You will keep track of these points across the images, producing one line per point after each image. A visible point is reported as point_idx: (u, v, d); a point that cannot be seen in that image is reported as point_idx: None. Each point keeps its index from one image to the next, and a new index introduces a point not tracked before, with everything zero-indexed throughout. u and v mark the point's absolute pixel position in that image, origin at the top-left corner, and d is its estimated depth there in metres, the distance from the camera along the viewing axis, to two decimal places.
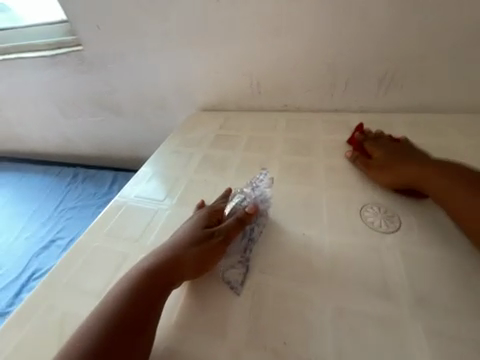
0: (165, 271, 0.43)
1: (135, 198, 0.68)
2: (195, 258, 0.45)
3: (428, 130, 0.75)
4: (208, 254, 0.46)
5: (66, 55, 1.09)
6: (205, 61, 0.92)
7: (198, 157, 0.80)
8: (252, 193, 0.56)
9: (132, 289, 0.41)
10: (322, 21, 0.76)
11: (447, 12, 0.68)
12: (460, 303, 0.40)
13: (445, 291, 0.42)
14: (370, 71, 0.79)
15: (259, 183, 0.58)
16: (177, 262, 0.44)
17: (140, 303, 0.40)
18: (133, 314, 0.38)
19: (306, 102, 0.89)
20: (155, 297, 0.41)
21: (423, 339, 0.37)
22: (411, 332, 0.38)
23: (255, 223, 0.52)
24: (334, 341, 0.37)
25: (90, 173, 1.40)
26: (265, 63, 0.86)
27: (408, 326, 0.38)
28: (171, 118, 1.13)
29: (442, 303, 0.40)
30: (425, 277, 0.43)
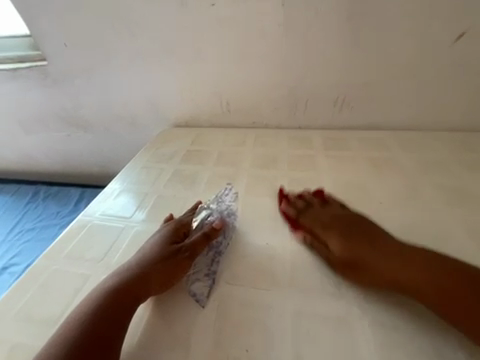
0: (131, 289, 0.43)
1: (100, 216, 0.66)
2: (162, 273, 0.46)
3: (376, 145, 0.85)
4: (174, 268, 0.47)
5: (23, 68, 1.04)
6: (175, 80, 0.95)
7: (169, 172, 0.81)
8: (218, 207, 0.59)
9: (95, 311, 0.40)
10: (282, 49, 0.84)
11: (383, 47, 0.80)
12: (399, 297, 0.46)
13: (387, 287, 0.47)
14: (325, 93, 0.89)
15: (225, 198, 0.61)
16: (143, 279, 0.44)
17: (102, 326, 0.38)
18: (94, 339, 0.37)
19: (271, 119, 0.96)
20: (119, 318, 0.40)
21: (369, 334, 0.41)
22: (359, 328, 0.42)
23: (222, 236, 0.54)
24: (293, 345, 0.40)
25: (52, 191, 1.31)
26: (232, 84, 0.92)
27: (357, 324, 0.42)
28: (143, 134, 1.13)
29: (386, 301, 0.45)
30: None
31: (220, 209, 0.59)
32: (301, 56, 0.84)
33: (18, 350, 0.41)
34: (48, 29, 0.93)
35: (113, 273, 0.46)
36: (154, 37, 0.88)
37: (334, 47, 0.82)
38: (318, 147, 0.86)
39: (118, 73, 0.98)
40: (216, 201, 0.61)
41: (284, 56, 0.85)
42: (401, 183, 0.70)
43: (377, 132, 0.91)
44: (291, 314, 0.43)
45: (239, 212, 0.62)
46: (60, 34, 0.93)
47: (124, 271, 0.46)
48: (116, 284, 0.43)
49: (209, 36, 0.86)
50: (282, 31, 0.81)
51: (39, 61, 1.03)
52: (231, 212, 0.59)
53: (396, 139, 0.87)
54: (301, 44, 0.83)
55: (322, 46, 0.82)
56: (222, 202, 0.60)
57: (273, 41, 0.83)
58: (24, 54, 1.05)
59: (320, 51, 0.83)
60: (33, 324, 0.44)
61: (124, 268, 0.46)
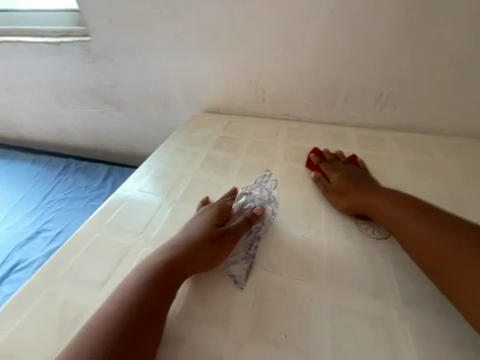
0: (177, 266, 0.45)
1: (138, 192, 0.68)
2: (205, 253, 0.47)
3: (416, 149, 0.81)
4: (216, 249, 0.48)
5: (65, 41, 1.06)
6: (213, 64, 0.94)
7: (202, 156, 0.81)
8: (258, 194, 0.63)
9: (145, 283, 0.42)
10: (330, 40, 0.81)
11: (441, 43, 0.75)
12: (441, 306, 0.44)
13: (428, 293, 0.46)
14: (367, 89, 0.85)
15: (264, 186, 0.66)
16: (188, 257, 0.46)
17: (153, 297, 0.41)
18: (146, 308, 0.39)
19: (306, 112, 0.94)
20: (167, 291, 0.42)
21: (409, 337, 0.40)
22: (399, 331, 0.41)
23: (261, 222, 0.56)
24: (332, 337, 0.40)
25: (82, 165, 1.37)
26: (271, 72, 0.90)
27: (397, 327, 0.41)
28: (175, 117, 1.14)
29: (427, 307, 0.44)
30: (412, 281, 0.47)
31: (260, 197, 0.62)
32: (348, 47, 0.80)
33: (69, 308, 0.43)
34: (93, 3, 0.94)
35: (159, 249, 0.48)
36: (196, 17, 0.87)
37: (385, 40, 0.77)
38: (354, 145, 0.83)
39: (156, 53, 0.98)
40: (255, 188, 0.65)
41: (329, 46, 0.81)
42: (445, 191, 0.67)
43: (418, 135, 0.87)
44: (330, 308, 0.43)
45: (277, 201, 0.62)
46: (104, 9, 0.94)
47: (170, 248, 0.47)
48: (164, 259, 0.45)
49: (253, 20, 0.83)
50: (333, 21, 0.78)
51: (82, 35, 1.05)
52: (270, 200, 0.61)
53: (439, 144, 0.82)
54: (349, 35, 0.79)
55: (372, 38, 0.78)
56: (263, 192, 0.64)
57: (320, 29, 0.80)
58: (67, 27, 1.07)
59: (369, 43, 0.79)
60: (81, 286, 0.46)
61: (170, 245, 0.48)
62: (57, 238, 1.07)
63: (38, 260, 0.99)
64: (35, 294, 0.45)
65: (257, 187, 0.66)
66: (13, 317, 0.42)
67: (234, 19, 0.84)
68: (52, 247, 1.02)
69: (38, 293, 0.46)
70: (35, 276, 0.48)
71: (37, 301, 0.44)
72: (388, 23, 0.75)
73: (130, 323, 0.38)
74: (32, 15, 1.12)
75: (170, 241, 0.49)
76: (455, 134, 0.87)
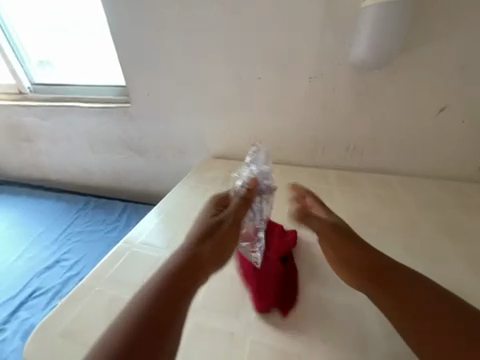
0: (194, 263, 0.53)
1: (162, 218, 0.86)
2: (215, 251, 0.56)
3: (382, 186, 1.00)
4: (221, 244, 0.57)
5: (108, 106, 1.40)
6: (221, 124, 1.24)
7: (212, 192, 1.02)
8: (251, 172, 0.68)
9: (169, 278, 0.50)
10: (306, 109, 1.09)
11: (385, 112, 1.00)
12: None
13: None
14: (338, 143, 1.11)
15: (255, 163, 0.70)
16: (203, 255, 0.54)
17: (175, 288, 0.49)
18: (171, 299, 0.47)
19: (294, 158, 1.20)
20: (186, 285, 0.50)
21: (364, 335, 0.54)
22: (357, 331, 0.55)
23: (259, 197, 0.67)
24: (313, 323, 0.57)
25: (101, 201, 1.55)
26: (264, 131, 1.19)
27: (356, 328, 0.55)
28: (188, 161, 1.39)
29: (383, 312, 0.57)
30: None
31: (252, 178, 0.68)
32: (319, 114, 1.08)
33: (112, 302, 0.57)
34: (134, 82, 1.28)
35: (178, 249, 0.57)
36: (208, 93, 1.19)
37: (345, 109, 1.04)
38: (333, 182, 1.05)
39: (177, 116, 1.29)
40: (247, 167, 0.71)
41: (305, 113, 1.10)
42: (405, 218, 0.83)
43: (383, 175, 1.07)
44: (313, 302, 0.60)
45: None
46: (142, 85, 1.28)
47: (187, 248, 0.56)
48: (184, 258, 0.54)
49: (249, 95, 1.14)
50: (306, 98, 1.07)
51: (122, 103, 1.39)
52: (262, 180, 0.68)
53: (401, 182, 1.02)
54: (319, 105, 1.07)
55: (336, 108, 1.05)
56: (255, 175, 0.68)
57: (298, 102, 1.09)
58: (111, 96, 1.42)
59: (334, 111, 1.06)
60: (121, 287, 0.60)
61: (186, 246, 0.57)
62: (73, 266, 1.17)
63: (56, 287, 1.08)
64: (85, 292, 0.60)
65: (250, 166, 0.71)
66: (73, 307, 0.57)
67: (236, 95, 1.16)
68: (69, 275, 1.13)
69: (88, 291, 0.60)
70: (87, 278, 0.63)
71: (88, 296, 0.59)
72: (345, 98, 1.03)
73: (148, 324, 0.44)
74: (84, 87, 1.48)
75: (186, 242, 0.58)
76: (414, 174, 1.07)
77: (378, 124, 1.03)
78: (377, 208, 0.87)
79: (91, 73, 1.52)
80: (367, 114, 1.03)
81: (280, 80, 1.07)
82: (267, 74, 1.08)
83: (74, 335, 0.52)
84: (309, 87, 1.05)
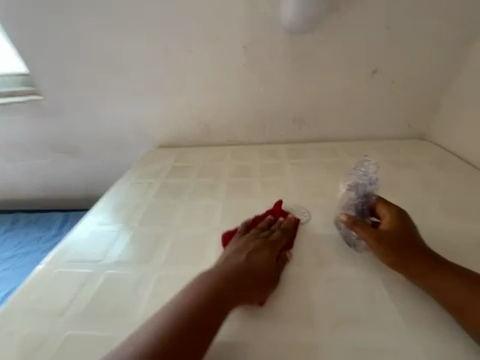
0: (228, 286, 0.49)
1: (97, 226, 0.73)
2: (251, 276, 0.51)
3: (329, 154, 1.02)
4: (257, 268, 0.53)
5: (13, 100, 1.13)
6: (158, 107, 1.10)
7: (156, 186, 0.91)
8: (363, 182, 0.63)
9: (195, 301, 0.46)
10: (246, 82, 1.02)
11: (324, 75, 0.99)
12: (346, 270, 0.56)
13: (337, 263, 0.57)
14: (284, 115, 1.08)
15: (363, 175, 0.64)
16: (238, 279, 0.50)
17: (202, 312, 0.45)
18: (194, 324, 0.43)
19: (244, 138, 1.14)
20: (217, 310, 0.46)
21: (322, 299, 0.50)
22: (314, 297, 0.51)
23: (359, 201, 0.62)
24: (264, 302, 0.51)
25: (34, 217, 1.32)
26: (207, 110, 1.09)
27: (312, 294, 0.51)
28: (130, 156, 1.23)
29: (336, 273, 0.55)
30: (325, 255, 0.59)
31: (358, 181, 0.64)
32: (261, 84, 1.02)
33: (29, 340, 0.47)
34: (40, 66, 1.03)
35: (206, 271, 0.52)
36: (135, 72, 1.03)
37: (286, 77, 1.00)
38: (283, 156, 1.03)
39: (105, 103, 1.11)
40: (354, 174, 0.65)
41: (247, 86, 1.03)
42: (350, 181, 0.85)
43: (329, 143, 1.10)
44: None
45: (221, 212, 0.75)
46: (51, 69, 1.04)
47: (217, 270, 0.52)
48: (213, 280, 0.50)
49: (183, 71, 1.01)
50: (245, 70, 0.99)
51: (31, 94, 1.13)
52: (359, 188, 0.63)
53: (345, 147, 1.05)
54: (259, 75, 1.00)
55: (277, 78, 1.00)
56: (367, 175, 0.63)
57: (237, 73, 1.00)
58: (14, 88, 1.14)
59: (275, 81, 1.01)
60: (40, 319, 0.50)
61: (216, 267, 0.53)
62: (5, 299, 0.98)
63: None
64: None
65: (358, 174, 0.65)
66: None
67: (168, 71, 1.02)
68: None
69: None
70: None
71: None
72: (283, 66, 0.98)
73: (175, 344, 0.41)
74: None
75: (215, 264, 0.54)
76: (356, 139, 1.11)
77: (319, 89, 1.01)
78: (325, 176, 0.88)
79: None
80: (308, 80, 1.00)
81: (214, 51, 0.97)
82: (199, 46, 0.96)
83: None
84: (246, 58, 0.97)
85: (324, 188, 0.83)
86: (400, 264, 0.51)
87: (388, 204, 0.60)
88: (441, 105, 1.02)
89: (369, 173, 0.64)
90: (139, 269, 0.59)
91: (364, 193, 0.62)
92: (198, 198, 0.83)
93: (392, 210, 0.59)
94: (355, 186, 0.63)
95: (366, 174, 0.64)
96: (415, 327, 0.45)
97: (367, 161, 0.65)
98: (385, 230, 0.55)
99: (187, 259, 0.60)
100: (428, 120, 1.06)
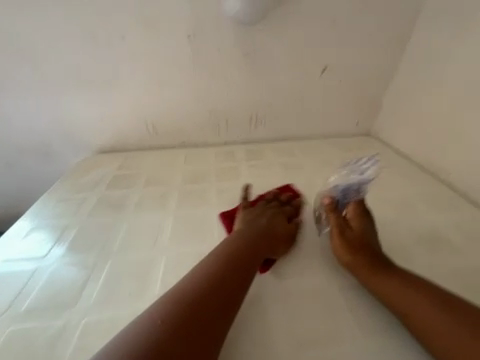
0: (249, 257, 0.50)
1: (3, 263, 0.57)
2: (254, 260, 0.50)
3: (285, 153, 1.01)
4: (262, 245, 0.54)
5: None
6: (90, 105, 0.92)
7: (93, 201, 0.76)
8: (352, 180, 0.63)
9: (187, 315, 0.39)
10: (195, 77, 0.92)
11: (276, 72, 0.95)
12: (305, 280, 0.53)
13: (296, 273, 0.54)
14: (239, 114, 1.01)
15: (356, 173, 0.64)
16: (253, 250, 0.52)
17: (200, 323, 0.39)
18: (215, 302, 0.41)
19: (199, 139, 1.04)
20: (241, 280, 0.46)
21: (281, 318, 0.46)
22: (272, 316, 0.47)
23: (338, 196, 0.64)
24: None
25: None
26: (153, 108, 0.96)
27: (271, 314, 0.47)
28: (61, 164, 1.02)
29: (295, 285, 0.52)
30: (283, 265, 0.56)
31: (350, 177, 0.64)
32: (211, 81, 0.93)
33: None
34: None
35: (190, 276, 0.45)
36: (55, 63, 0.85)
37: (237, 72, 0.93)
38: (241, 158, 0.98)
39: (18, 100, 0.89)
40: (350, 170, 0.66)
41: (196, 82, 0.93)
42: (307, 181, 0.84)
43: (286, 142, 1.08)
44: None
45: (171, 227, 0.66)
46: None
47: (206, 271, 0.46)
48: (231, 252, 0.50)
49: (118, 62, 0.87)
50: (193, 64, 0.90)
51: None
52: (349, 185, 0.63)
53: (301, 146, 1.05)
54: (208, 69, 0.91)
55: (228, 73, 0.93)
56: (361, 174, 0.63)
57: (184, 67, 0.90)
58: None
59: (226, 77, 0.94)
60: None
61: (204, 269, 0.46)
62: None
63: None
64: None
65: (353, 171, 0.65)
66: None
67: (98, 62, 0.86)
68: None
69: None
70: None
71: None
72: (234, 60, 0.91)
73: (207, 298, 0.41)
74: None
75: (201, 264, 0.48)
76: (311, 136, 1.12)
77: (273, 86, 0.98)
78: (283, 178, 0.86)
79: None
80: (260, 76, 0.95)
81: (155, 41, 0.85)
82: (137, 35, 0.83)
83: None
84: (192, 50, 0.87)
85: (283, 190, 0.80)
86: (359, 267, 0.51)
87: (357, 205, 0.60)
88: (382, 102, 1.09)
89: (364, 174, 0.62)
90: (59, 316, 0.46)
91: (349, 191, 0.63)
92: (144, 212, 0.71)
93: (359, 210, 0.59)
94: (344, 183, 0.65)
95: (359, 172, 0.63)
96: (371, 333, 0.44)
97: (373, 160, 0.63)
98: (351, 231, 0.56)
99: (127, 293, 0.50)
100: (372, 118, 1.13)
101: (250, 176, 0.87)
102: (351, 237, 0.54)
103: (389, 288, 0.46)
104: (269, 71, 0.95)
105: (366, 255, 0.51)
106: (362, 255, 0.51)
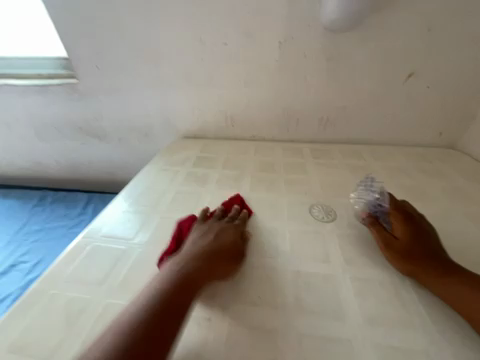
0: (190, 281, 0.48)
1: (114, 215, 0.74)
2: (206, 262, 0.52)
3: (353, 156, 1.02)
4: (207, 258, 0.53)
5: (48, 83, 1.17)
6: (186, 99, 1.13)
7: (182, 174, 0.94)
8: (366, 197, 0.67)
9: (161, 300, 0.43)
10: (277, 78, 1.02)
11: (357, 75, 0.97)
12: (374, 268, 0.56)
13: (365, 262, 0.58)
14: (311, 114, 1.07)
15: (368, 190, 0.69)
16: (194, 274, 0.49)
17: (157, 329, 0.40)
18: (163, 319, 0.41)
19: (268, 134, 1.15)
20: (177, 301, 0.44)
21: (350, 292, 0.51)
22: (342, 288, 0.52)
23: (374, 213, 0.64)
24: None
25: (60, 195, 1.40)
26: (234, 104, 1.10)
27: (341, 286, 0.53)
28: (155, 144, 1.28)
29: (364, 269, 0.56)
30: (351, 251, 0.60)
31: (363, 196, 0.68)
32: (290, 82, 1.02)
33: (70, 305, 0.51)
34: (77, 51, 1.07)
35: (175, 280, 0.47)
36: (167, 61, 1.05)
37: (316, 75, 0.99)
38: (307, 155, 1.04)
39: (136, 91, 1.14)
40: (362, 190, 0.70)
41: (277, 82, 1.03)
42: None
43: (354, 146, 1.09)
44: (289, 271, 0.56)
45: (247, 203, 0.77)
46: (87, 54, 1.08)
47: (166, 272, 0.49)
48: (187, 271, 0.49)
49: (215, 63, 1.03)
50: (277, 67, 1.00)
51: (66, 78, 1.17)
52: (370, 203, 0.66)
53: (371, 151, 1.04)
54: (290, 71, 1.00)
55: (308, 76, 1.00)
56: (370, 191, 0.68)
57: (269, 69, 1.01)
58: (47, 71, 1.19)
59: (306, 79, 1.01)
60: (78, 287, 0.54)
61: (167, 270, 0.50)
62: (34, 269, 1.04)
63: (15, 292, 0.96)
64: (37, 297, 0.53)
65: (366, 189, 0.70)
66: (22, 315, 0.49)
67: (200, 62, 1.04)
68: (29, 277, 1.00)
69: (41, 296, 0.53)
70: (37, 283, 0.55)
71: (40, 303, 0.51)
72: (316, 63, 0.97)
73: (158, 317, 0.41)
74: (14, 60, 1.22)
75: (164, 267, 0.52)
76: (383, 143, 1.10)
77: (351, 89, 1.00)
78: (350, 178, 0.88)
79: (20, 42, 1.25)
80: (340, 79, 0.99)
81: (249, 46, 0.98)
82: (235, 40, 0.97)
83: (25, 349, 0.44)
84: (279, 55, 0.98)
85: (350, 189, 0.83)
86: (416, 272, 0.52)
87: (395, 210, 0.61)
88: (477, 113, 0.98)
89: (373, 189, 0.68)
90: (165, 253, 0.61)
91: (376, 204, 0.65)
92: (224, 189, 0.84)
93: (399, 215, 0.60)
94: (365, 204, 0.67)
95: (368, 189, 0.69)
96: (444, 329, 0.46)
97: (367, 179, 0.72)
98: (398, 240, 0.57)
99: None
100: (461, 129, 1.03)
101: (315, 172, 0.92)
102: (399, 244, 0.56)
103: (457, 291, 0.47)
104: (350, 74, 0.97)
105: (433, 258, 0.53)
106: (420, 257, 0.53)
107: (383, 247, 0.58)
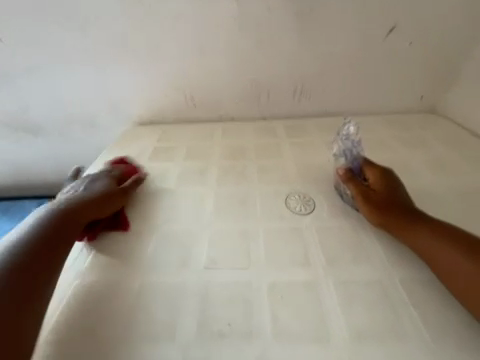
0: (55, 238, 0.48)
1: None
2: (69, 216, 0.53)
3: (332, 130, 0.91)
4: (75, 210, 0.54)
5: None
6: (131, 76, 0.91)
7: None
8: (343, 148, 0.64)
9: (14, 261, 0.43)
10: (239, 41, 0.84)
11: (331, 33, 0.83)
12: (361, 265, 0.49)
13: (350, 258, 0.50)
14: (283, 84, 0.92)
15: (345, 137, 0.64)
16: (57, 230, 0.50)
17: (21, 287, 0.40)
18: (25, 280, 0.41)
19: (236, 112, 0.99)
20: (45, 261, 0.45)
21: (335, 300, 0.44)
22: (326, 296, 0.45)
23: (350, 165, 0.62)
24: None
25: (1, 206, 1.17)
26: (191, 78, 0.91)
27: (324, 293, 0.45)
28: (104, 135, 1.06)
29: (349, 268, 0.49)
30: (334, 246, 0.53)
31: (342, 147, 0.65)
32: (255, 44, 0.85)
33: None
34: None
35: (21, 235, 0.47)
36: (98, 27, 0.83)
37: (284, 36, 0.83)
38: (282, 133, 0.91)
39: (63, 69, 0.91)
40: (337, 140, 0.66)
41: (239, 47, 0.85)
42: None
43: (333, 118, 0.97)
44: (267, 283, 0.47)
45: (213, 201, 0.65)
46: None
47: (29, 231, 0.48)
48: (45, 229, 0.49)
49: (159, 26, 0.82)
50: (237, 27, 0.81)
51: None
52: (347, 154, 0.63)
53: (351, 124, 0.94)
54: (253, 32, 0.83)
55: (275, 37, 0.84)
56: (347, 140, 0.64)
57: (227, 30, 0.83)
58: None
59: (273, 42, 0.84)
60: None
61: (30, 228, 0.48)
62: None
63: None
64: None
65: (340, 138, 0.65)
66: None
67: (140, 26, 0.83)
68: None
69: None
70: None
71: None
72: (282, 20, 0.81)
73: (17, 277, 0.41)
74: None
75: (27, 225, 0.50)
76: (362, 112, 0.99)
77: (325, 51, 0.86)
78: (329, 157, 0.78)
79: None
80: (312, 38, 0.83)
81: None
82: None
83: None
84: (237, 10, 0.79)
85: (329, 170, 0.73)
86: (389, 223, 0.52)
87: (371, 165, 0.61)
88: (459, 70, 0.90)
89: (351, 136, 0.63)
90: (113, 280, 0.49)
91: (353, 156, 0.63)
92: (186, 186, 0.71)
93: (375, 169, 0.60)
94: (343, 153, 0.65)
95: (348, 137, 0.64)
96: (439, 330, 0.40)
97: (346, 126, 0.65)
98: (377, 194, 0.56)
99: (176, 262, 0.51)
100: (443, 91, 0.94)
101: (291, 154, 0.81)
102: (381, 201, 0.55)
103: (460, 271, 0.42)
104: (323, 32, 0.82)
105: (431, 234, 0.48)
106: (417, 230, 0.49)
107: (367, 207, 0.56)
